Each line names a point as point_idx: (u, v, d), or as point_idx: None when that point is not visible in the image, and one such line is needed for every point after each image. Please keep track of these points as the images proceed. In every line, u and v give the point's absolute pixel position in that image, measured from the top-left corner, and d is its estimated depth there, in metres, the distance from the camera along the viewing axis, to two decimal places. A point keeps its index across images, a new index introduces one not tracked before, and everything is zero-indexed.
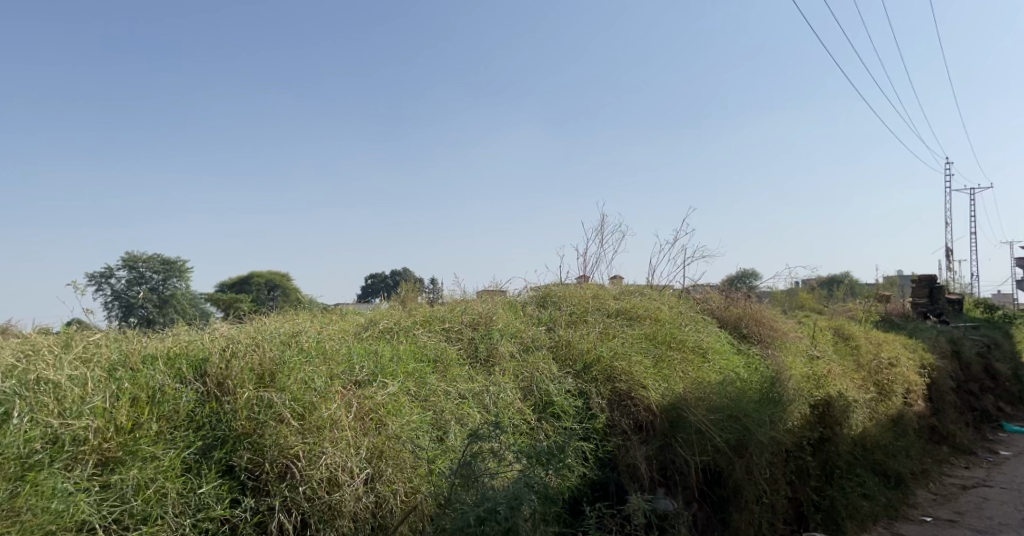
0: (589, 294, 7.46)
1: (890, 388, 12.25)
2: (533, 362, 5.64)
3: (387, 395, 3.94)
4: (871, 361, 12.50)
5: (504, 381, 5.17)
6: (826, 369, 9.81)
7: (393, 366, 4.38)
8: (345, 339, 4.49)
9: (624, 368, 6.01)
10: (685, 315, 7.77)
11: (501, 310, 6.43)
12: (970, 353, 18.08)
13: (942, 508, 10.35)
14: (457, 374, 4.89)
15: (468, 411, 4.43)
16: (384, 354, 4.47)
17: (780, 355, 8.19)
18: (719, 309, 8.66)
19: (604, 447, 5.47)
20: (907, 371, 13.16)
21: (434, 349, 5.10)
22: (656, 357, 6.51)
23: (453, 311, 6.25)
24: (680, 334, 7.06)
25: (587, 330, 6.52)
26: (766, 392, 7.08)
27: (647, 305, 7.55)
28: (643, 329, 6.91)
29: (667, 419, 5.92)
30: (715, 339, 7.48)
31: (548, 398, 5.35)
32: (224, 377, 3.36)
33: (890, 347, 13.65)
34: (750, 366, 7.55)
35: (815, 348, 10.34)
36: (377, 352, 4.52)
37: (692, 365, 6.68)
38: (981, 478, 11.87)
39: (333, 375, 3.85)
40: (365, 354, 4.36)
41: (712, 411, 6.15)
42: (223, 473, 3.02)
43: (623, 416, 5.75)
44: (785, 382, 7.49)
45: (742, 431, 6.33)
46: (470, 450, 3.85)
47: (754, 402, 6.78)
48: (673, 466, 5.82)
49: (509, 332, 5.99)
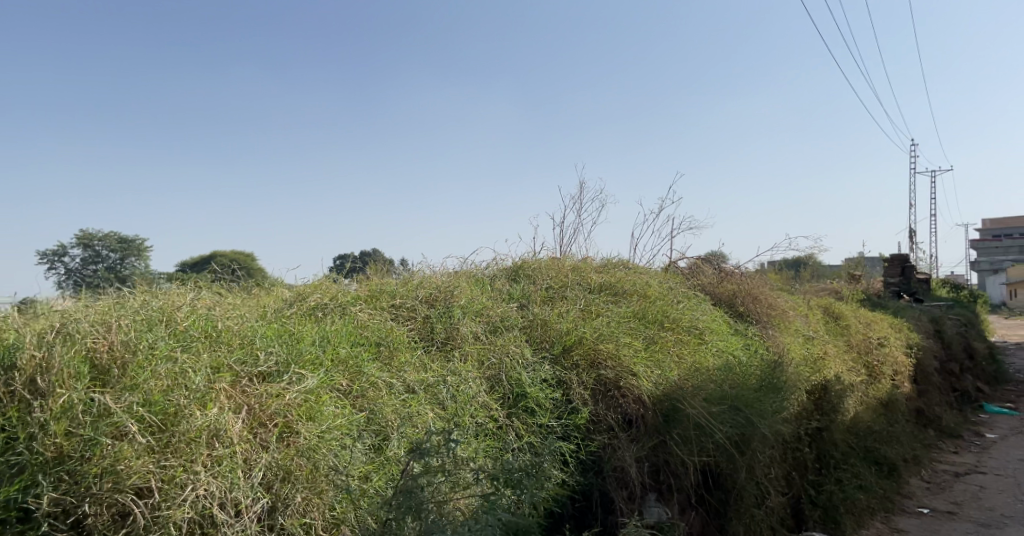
0: (568, 267, 6.47)
1: (881, 370, 11.57)
2: (502, 345, 4.64)
3: (303, 392, 2.91)
4: (862, 341, 11.80)
5: (465, 369, 4.17)
6: (822, 351, 9.03)
7: (316, 352, 3.34)
8: (254, 317, 3.43)
9: (610, 352, 5.06)
10: (676, 291, 6.84)
11: (465, 284, 5.39)
12: (951, 333, 17.62)
13: (939, 497, 9.70)
14: (404, 362, 3.87)
15: (417, 411, 3.43)
16: (304, 337, 3.42)
17: (778, 337, 7.33)
18: (711, 285, 7.76)
19: (586, 448, 4.52)
20: (895, 352, 12.53)
21: (377, 331, 4.06)
22: (646, 339, 5.57)
23: (408, 284, 5.20)
24: (673, 312, 6.13)
25: (566, 307, 5.53)
26: (767, 378, 6.22)
27: (634, 280, 6.59)
28: (631, 307, 5.95)
29: (661, 413, 5.00)
30: (711, 318, 6.56)
31: (520, 389, 4.36)
32: (40, 371, 2.32)
33: (879, 327, 12.99)
34: (748, 349, 6.68)
35: (810, 328, 9.52)
36: (297, 333, 3.47)
37: (687, 348, 5.76)
38: (972, 464, 11.29)
39: (224, 365, 2.80)
40: (280, 336, 3.31)
41: (713, 402, 5.24)
42: (13, 522, 2.06)
43: (608, 409, 4.80)
44: (786, 367, 6.65)
45: (745, 424, 5.44)
46: (415, 467, 2.85)
47: (756, 391, 5.89)
48: (667, 468, 4.91)
49: (474, 308, 4.96)
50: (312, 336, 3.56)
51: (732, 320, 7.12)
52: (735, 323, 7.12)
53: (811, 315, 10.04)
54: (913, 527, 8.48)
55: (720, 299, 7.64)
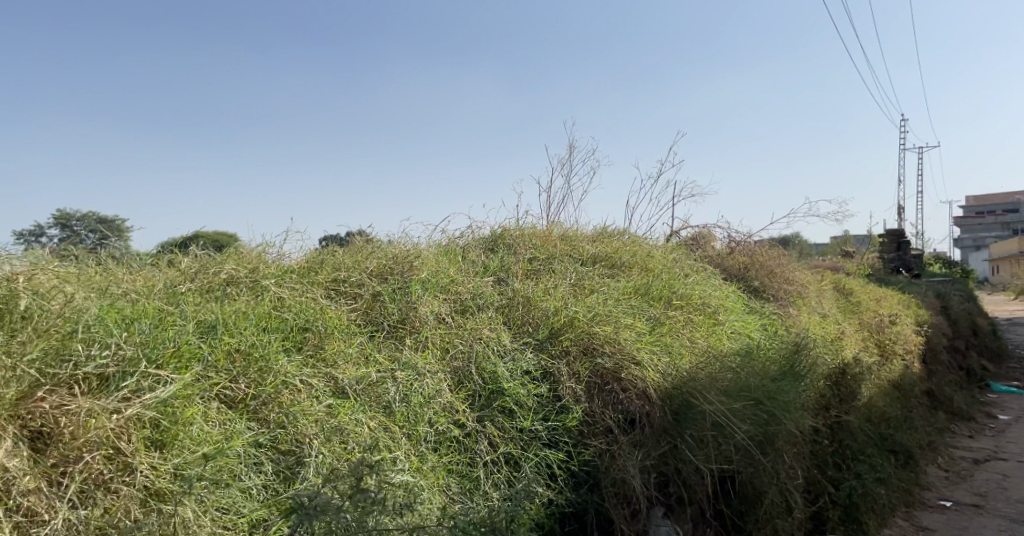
0: (555, 236, 5.48)
1: (894, 350, 10.73)
2: (472, 328, 3.67)
3: (147, 403, 2.05)
4: (873, 320, 10.95)
5: (423, 359, 3.18)
6: (837, 331, 8.15)
7: (195, 346, 2.41)
8: (106, 305, 2.49)
9: (607, 336, 4.12)
10: (681, 264, 5.89)
11: (432, 254, 4.38)
12: (956, 309, 16.86)
13: (959, 488, 8.93)
14: (337, 351, 2.87)
15: (343, 423, 2.48)
16: (181, 328, 2.47)
17: (797, 317, 6.41)
18: (719, 260, 6.82)
19: (578, 457, 3.60)
20: (906, 331, 11.72)
21: (304, 308, 3.03)
22: (650, 321, 4.61)
23: (358, 252, 4.18)
24: (680, 289, 5.18)
25: (555, 282, 4.54)
26: (789, 364, 5.32)
27: (635, 252, 5.61)
28: (632, 282, 4.99)
29: (670, 410, 4.09)
30: (723, 295, 5.62)
31: (495, 385, 3.41)
32: None
33: (888, 305, 12.14)
34: (764, 331, 5.78)
35: (824, 307, 8.61)
36: (170, 325, 2.49)
37: (698, 330, 4.82)
38: (991, 449, 10.54)
39: (14, 368, 1.96)
40: (139, 330, 2.34)
41: (732, 396, 4.34)
42: None
43: (606, 407, 3.88)
44: (809, 350, 5.74)
45: (767, 420, 4.54)
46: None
47: (777, 380, 4.99)
48: (678, 476, 4.00)
49: (438, 282, 3.96)
50: (192, 326, 2.56)
51: (746, 297, 6.18)
52: (748, 300, 6.17)
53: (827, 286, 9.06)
54: (938, 524, 7.68)
55: (730, 273, 6.70)
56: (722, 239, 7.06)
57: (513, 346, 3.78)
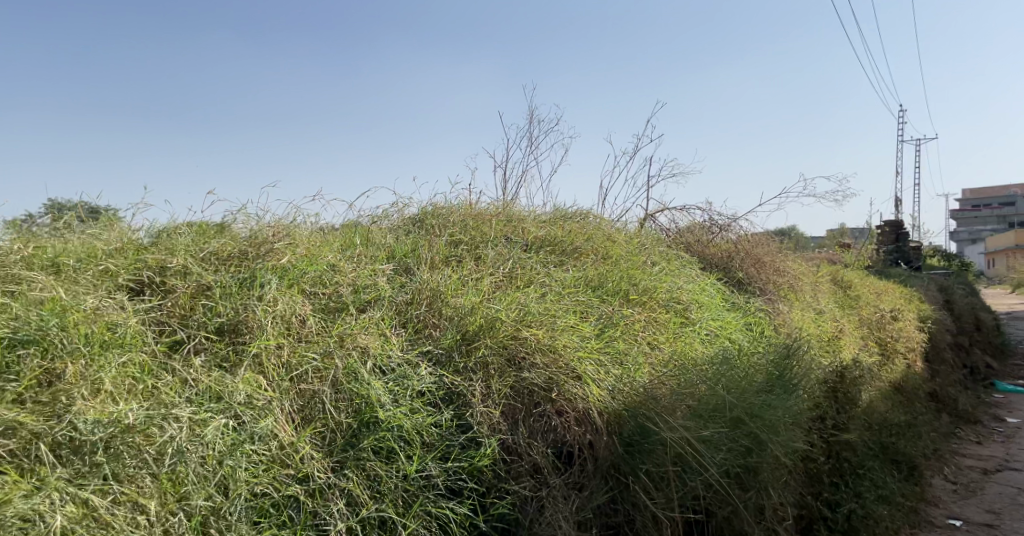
0: (495, 213, 4.48)
1: (896, 348, 9.81)
2: (348, 332, 2.61)
3: None
4: (874, 315, 10.01)
5: (250, 383, 2.15)
6: (836, 328, 7.19)
7: None
8: None
9: (538, 344, 3.15)
10: (651, 251, 4.93)
11: (318, 233, 3.39)
12: (959, 303, 15.96)
13: (969, 504, 8.05)
14: (76, 379, 1.89)
15: (3, 516, 1.50)
16: None
17: (788, 314, 5.46)
18: (698, 248, 5.86)
19: (490, 510, 2.63)
20: (909, 327, 10.80)
21: (40, 313, 2.02)
22: (604, 321, 3.61)
23: (212, 224, 3.13)
24: (644, 280, 4.20)
25: (479, 271, 3.55)
26: (778, 372, 4.38)
27: (594, 236, 4.62)
28: (584, 272, 4.00)
29: (621, 438, 3.14)
30: (698, 289, 4.65)
31: (370, 415, 2.39)
32: None
33: (889, 299, 11.21)
34: (748, 332, 4.82)
35: (820, 303, 7.66)
36: None
37: (663, 334, 3.85)
38: (1001, 458, 9.67)
39: None
40: None
41: (703, 419, 3.40)
42: None
43: (534, 437, 2.92)
44: (802, 354, 4.79)
45: (748, 447, 3.61)
46: None
47: (762, 393, 4.04)
48: (630, 527, 3.04)
49: (312, 265, 2.87)
50: None
51: (728, 291, 5.21)
52: (730, 294, 5.21)
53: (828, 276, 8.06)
54: None
55: (711, 263, 5.74)
56: (703, 222, 6.09)
57: (406, 356, 2.76)
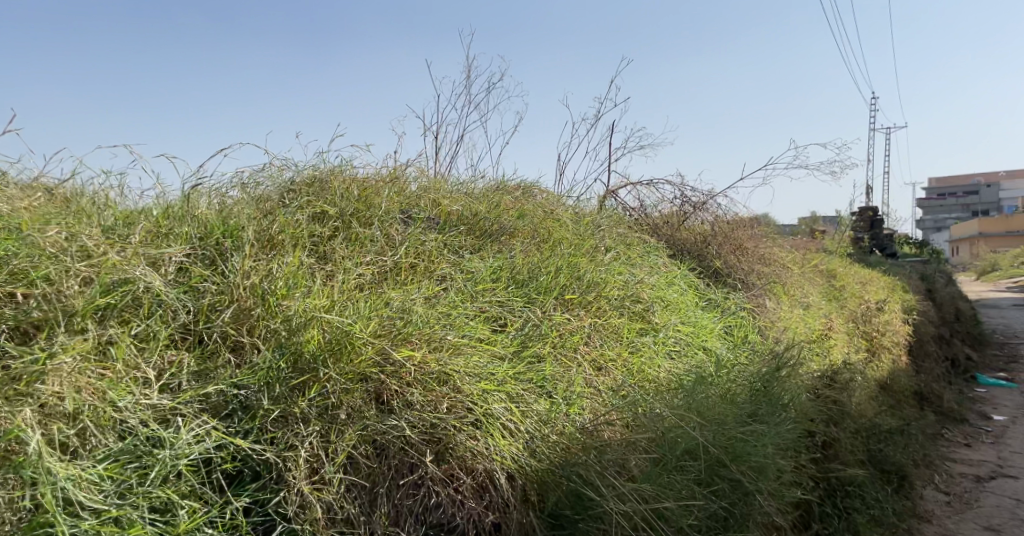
0: (400, 171, 3.31)
1: (883, 343, 8.93)
2: (34, 370, 1.45)
3: None
4: (860, 306, 9.12)
5: None
6: (824, 325, 6.22)
7: None
8: None
9: (416, 375, 2.04)
10: (605, 233, 3.84)
11: (91, 196, 2.24)
12: (940, 292, 15.24)
13: (965, 519, 7.18)
14: None
15: None
16: None
17: (775, 314, 4.44)
18: (667, 232, 4.79)
19: None
20: (895, 320, 9.95)
21: None
22: (529, 333, 2.50)
23: None
24: (594, 271, 3.10)
25: (346, 258, 2.41)
26: (765, 393, 3.34)
27: (529, 214, 3.51)
28: (508, 262, 2.89)
29: (544, 514, 2.04)
30: (665, 284, 3.58)
31: (45, 525, 1.26)
32: None
33: (874, 290, 10.32)
34: (727, 337, 3.78)
35: (806, 295, 6.68)
36: None
37: (614, 350, 2.77)
38: (993, 463, 8.86)
39: None
40: None
41: (668, 472, 2.34)
42: None
43: (402, 524, 1.85)
44: (795, 365, 3.76)
45: (729, 508, 2.57)
46: None
47: (748, 424, 3.01)
48: None
49: (10, 249, 1.70)
50: None
51: (702, 285, 4.16)
52: (705, 288, 4.16)
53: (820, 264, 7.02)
54: None
55: (683, 250, 4.68)
56: (673, 201, 5.02)
57: (163, 410, 1.61)
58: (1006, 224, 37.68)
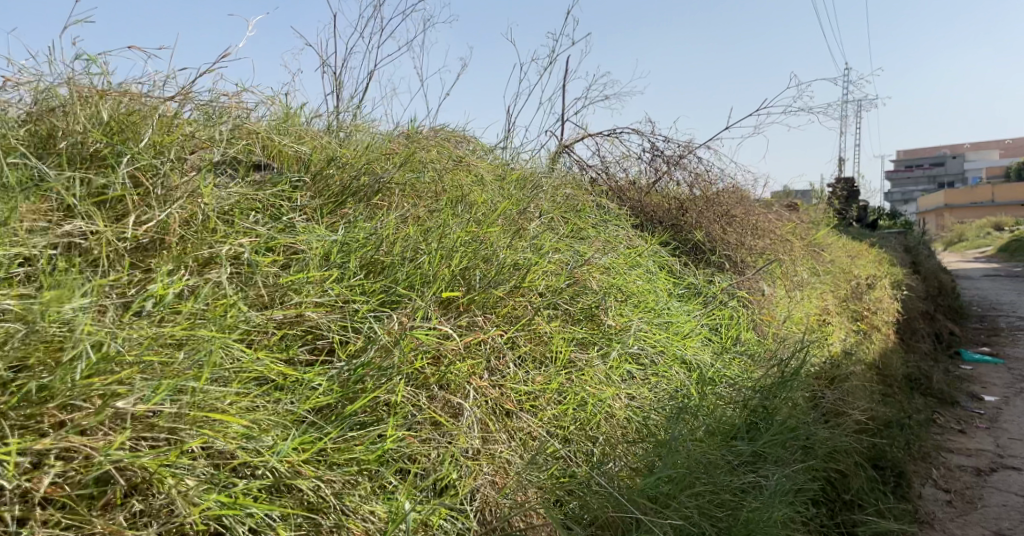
0: (221, 99, 2.15)
1: (878, 322, 8.03)
2: None
3: None
4: (851, 283, 8.22)
5: None
6: (823, 307, 5.23)
7: None
8: None
9: (39, 495, 0.88)
10: (543, 194, 2.75)
11: None
12: (925, 266, 14.49)
13: (971, 522, 6.29)
14: None
15: None
16: None
17: (771, 301, 3.41)
18: (633, 197, 3.71)
19: None
20: (886, 297, 9.08)
21: None
22: (377, 363, 1.37)
23: None
24: (512, 251, 2.00)
25: (10, 228, 1.26)
26: (758, 428, 2.33)
27: (430, 162, 2.38)
28: (365, 244, 1.78)
29: None
30: (626, 267, 2.50)
31: None
32: None
33: (863, 265, 9.44)
34: (711, 338, 2.74)
35: (802, 271, 5.68)
36: None
37: (536, 384, 1.69)
38: (993, 453, 8.03)
39: None
40: None
41: None
42: None
43: None
44: (802, 376, 2.73)
45: None
46: None
47: (743, 484, 1.97)
48: None
49: None
50: None
51: (679, 264, 3.10)
52: (682, 269, 3.10)
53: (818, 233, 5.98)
54: None
55: (653, 221, 3.65)
56: (641, 157, 3.94)
57: None
58: (979, 194, 37.44)
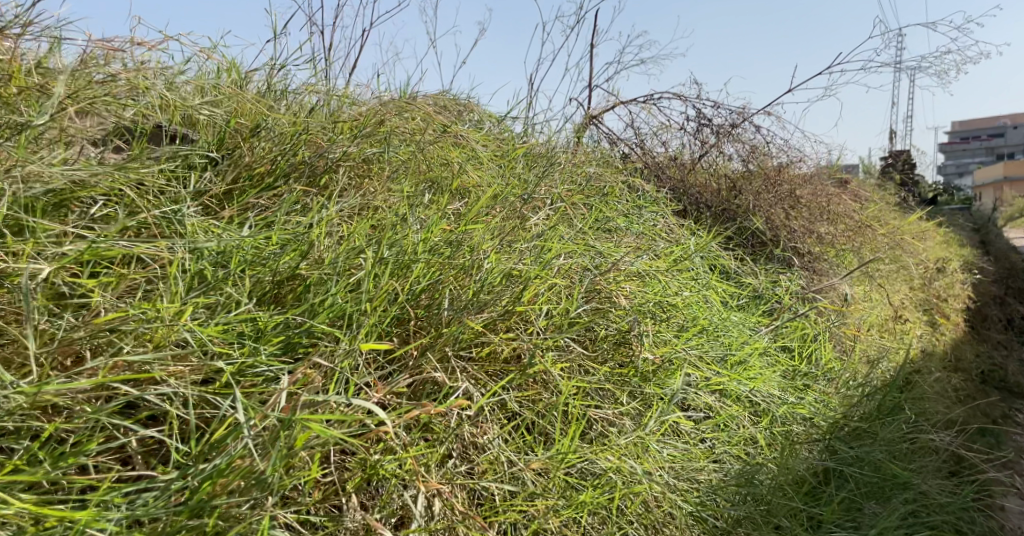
0: (119, 52, 1.61)
1: (952, 312, 7.19)
2: None
3: None
4: (920, 267, 7.39)
5: None
6: (899, 302, 4.50)
7: None
8: None
9: None
10: (559, 176, 2.15)
11: None
12: (996, 245, 13.34)
13: None
14: None
15: None
16: None
17: (850, 303, 2.75)
18: (676, 176, 3.06)
19: None
20: (960, 282, 8.18)
21: None
22: (245, 471, 0.80)
23: None
24: (504, 257, 1.42)
25: None
26: (852, 489, 1.71)
27: (406, 133, 1.80)
28: (284, 253, 1.23)
29: None
30: (668, 269, 1.89)
31: None
32: None
33: (932, 247, 8.55)
34: (779, 359, 2.12)
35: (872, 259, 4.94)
36: None
37: (529, 465, 1.12)
38: None
39: None
40: None
41: None
42: None
43: None
44: (901, 409, 2.08)
45: None
46: None
47: None
48: None
49: None
50: None
51: (734, 260, 2.48)
52: (738, 267, 2.48)
53: (889, 214, 5.20)
54: None
55: (699, 205, 3.01)
56: (685, 127, 3.28)
57: None
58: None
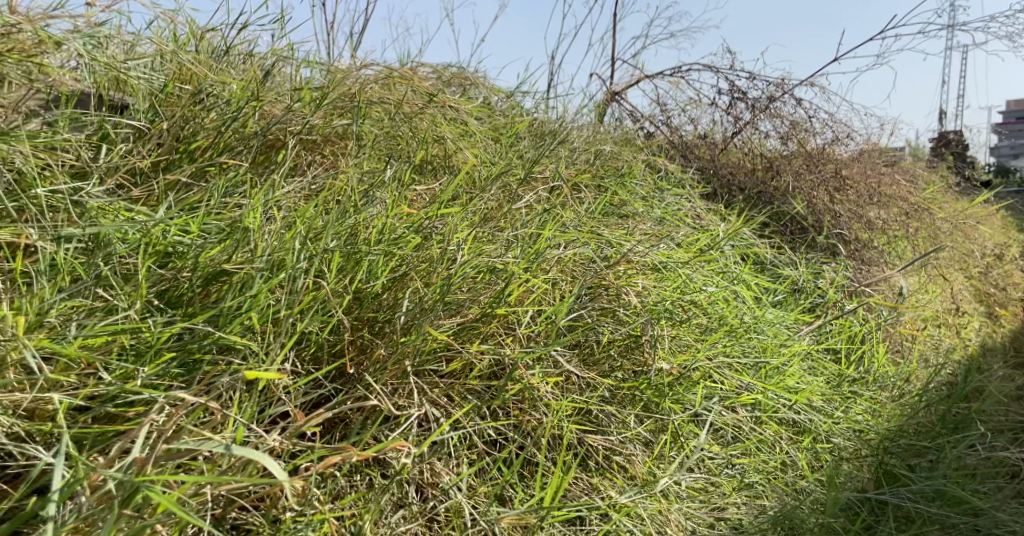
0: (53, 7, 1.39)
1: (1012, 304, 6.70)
2: None
3: None
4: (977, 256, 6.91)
5: None
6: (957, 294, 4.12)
7: None
8: None
9: None
10: (568, 156, 1.90)
11: None
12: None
13: None
14: None
15: None
16: None
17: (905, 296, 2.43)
18: (705, 156, 2.78)
19: None
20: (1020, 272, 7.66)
21: None
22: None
23: None
24: (486, 247, 1.17)
25: None
26: (914, 516, 1.42)
27: (385, 106, 1.56)
28: (209, 242, 1.00)
29: None
30: (691, 260, 1.63)
31: None
32: None
33: (989, 234, 8.01)
34: (821, 364, 1.84)
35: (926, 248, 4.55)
36: None
37: (499, 518, 0.88)
38: None
39: None
40: None
41: None
42: None
43: None
44: (968, 420, 1.78)
45: None
46: None
47: None
48: None
49: None
50: None
51: (770, 250, 2.19)
52: (775, 257, 2.19)
53: (941, 201, 4.81)
54: None
55: (731, 188, 2.72)
56: (716, 103, 2.98)
57: None
58: None
